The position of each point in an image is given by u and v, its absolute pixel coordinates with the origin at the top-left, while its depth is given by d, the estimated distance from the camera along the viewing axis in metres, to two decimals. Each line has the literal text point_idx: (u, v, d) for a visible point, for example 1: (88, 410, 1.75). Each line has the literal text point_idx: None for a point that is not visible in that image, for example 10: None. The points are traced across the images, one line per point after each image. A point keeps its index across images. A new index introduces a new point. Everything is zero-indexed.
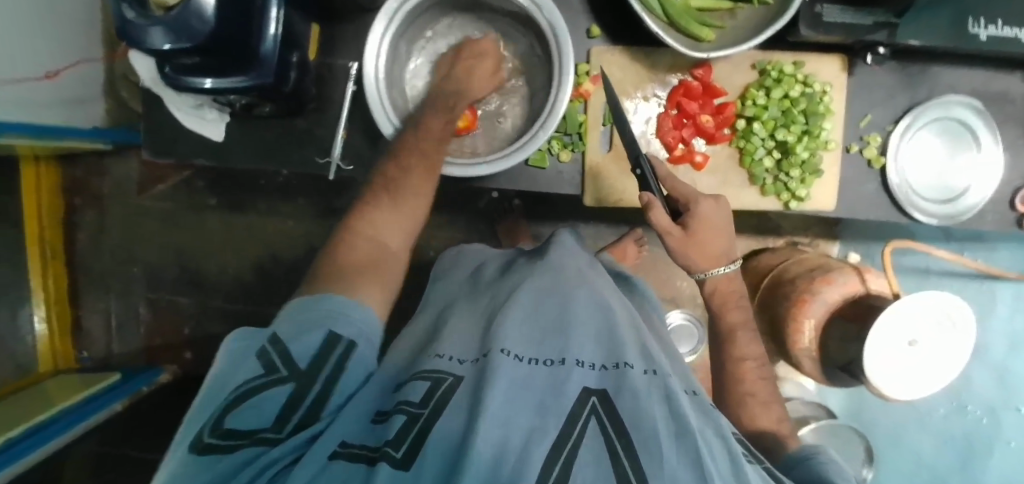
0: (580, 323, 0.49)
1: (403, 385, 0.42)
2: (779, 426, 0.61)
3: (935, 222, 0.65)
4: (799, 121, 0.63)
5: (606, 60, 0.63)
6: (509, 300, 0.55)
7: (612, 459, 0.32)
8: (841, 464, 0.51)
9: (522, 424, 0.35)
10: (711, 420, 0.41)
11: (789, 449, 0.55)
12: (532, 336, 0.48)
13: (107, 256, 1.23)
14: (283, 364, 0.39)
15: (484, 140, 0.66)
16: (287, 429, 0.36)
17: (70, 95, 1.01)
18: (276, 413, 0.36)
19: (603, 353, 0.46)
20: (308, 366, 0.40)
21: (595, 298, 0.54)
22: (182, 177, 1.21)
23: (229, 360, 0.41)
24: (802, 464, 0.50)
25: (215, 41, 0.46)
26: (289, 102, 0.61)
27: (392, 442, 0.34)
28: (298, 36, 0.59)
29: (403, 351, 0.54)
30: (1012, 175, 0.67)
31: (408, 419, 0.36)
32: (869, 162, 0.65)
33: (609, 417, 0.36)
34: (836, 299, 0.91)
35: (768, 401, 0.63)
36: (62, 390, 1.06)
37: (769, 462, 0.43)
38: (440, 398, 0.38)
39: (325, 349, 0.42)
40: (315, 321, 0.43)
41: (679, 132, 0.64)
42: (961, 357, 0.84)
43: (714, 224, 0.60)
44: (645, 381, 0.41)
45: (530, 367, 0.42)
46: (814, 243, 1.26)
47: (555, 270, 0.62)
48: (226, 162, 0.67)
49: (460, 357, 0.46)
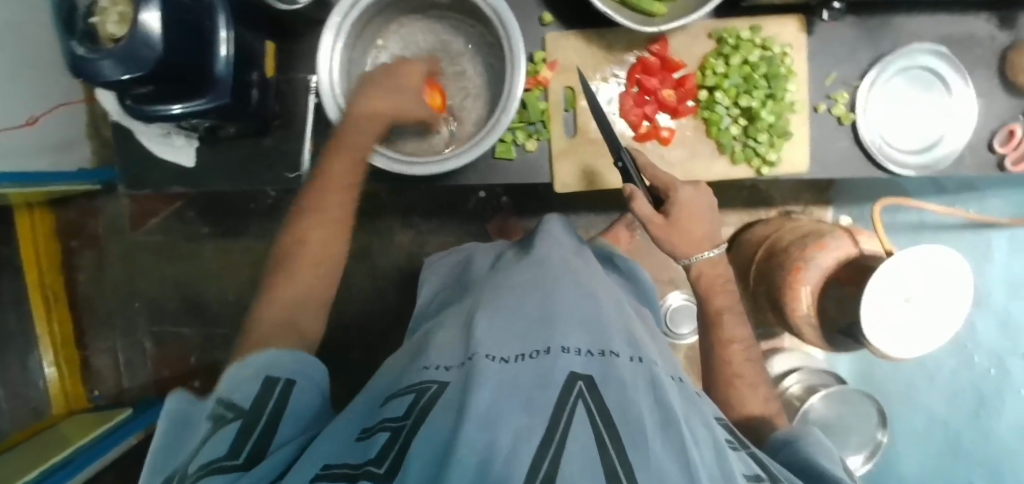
0: (565, 314, 0.49)
1: (389, 404, 0.43)
2: (767, 405, 0.63)
3: (912, 173, 0.64)
4: (762, 86, 0.61)
5: (561, 45, 0.63)
6: (493, 297, 0.56)
7: (600, 448, 0.32)
8: (827, 445, 0.53)
9: (510, 418, 0.34)
10: (697, 411, 0.43)
11: (781, 429, 0.58)
12: (515, 328, 0.48)
13: (109, 294, 1.25)
14: (226, 406, 0.41)
15: (453, 135, 0.65)
16: (243, 457, 0.37)
17: (54, 139, 1.02)
18: (229, 445, 0.37)
19: (589, 338, 0.46)
20: (251, 406, 0.41)
21: (577, 290, 0.55)
22: (175, 208, 1.23)
23: (171, 423, 0.42)
24: (787, 447, 0.53)
25: (166, 67, 0.47)
26: (252, 121, 0.62)
27: (375, 460, 0.35)
28: (254, 54, 0.59)
29: (396, 366, 0.56)
30: (987, 117, 0.66)
31: (391, 435, 0.37)
32: (839, 119, 0.64)
33: (596, 401, 0.37)
34: (831, 264, 0.91)
35: (755, 385, 0.64)
36: (80, 428, 1.09)
37: (753, 446, 0.45)
38: (423, 407, 0.39)
39: (265, 392, 0.43)
40: (246, 374, 0.44)
41: (642, 109, 0.64)
42: (962, 309, 0.83)
43: (694, 210, 0.60)
44: (631, 370, 0.42)
45: (515, 363, 0.42)
46: (807, 210, 1.25)
47: (535, 265, 0.62)
48: (201, 187, 0.68)
49: (447, 365, 0.47)
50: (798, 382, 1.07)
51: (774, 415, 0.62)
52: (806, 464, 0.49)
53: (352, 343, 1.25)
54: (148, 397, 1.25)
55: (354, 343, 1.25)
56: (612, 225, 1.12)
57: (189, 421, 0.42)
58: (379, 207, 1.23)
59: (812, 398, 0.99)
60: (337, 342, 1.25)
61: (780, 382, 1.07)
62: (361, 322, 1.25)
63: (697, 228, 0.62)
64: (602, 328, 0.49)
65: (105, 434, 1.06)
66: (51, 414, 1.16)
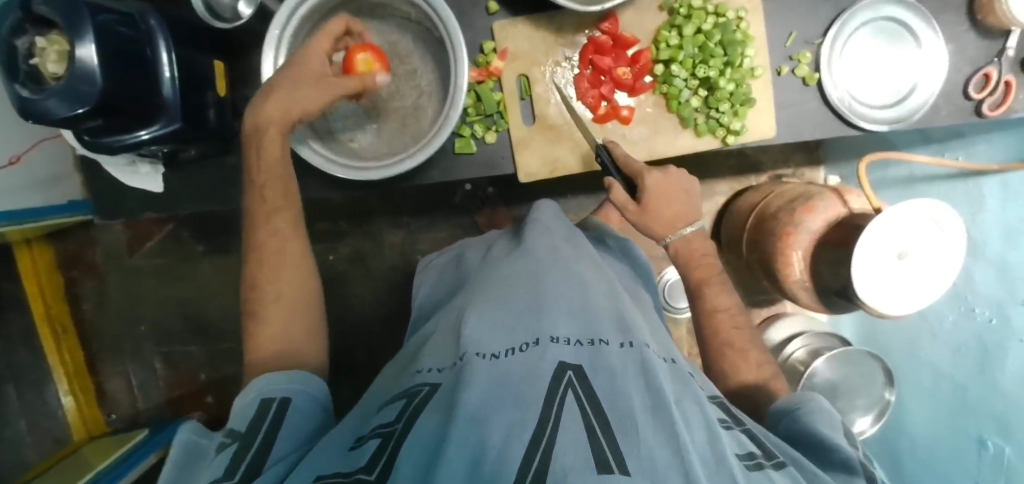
0: (554, 303, 0.49)
1: (382, 411, 0.44)
2: (760, 371, 0.62)
3: (884, 129, 0.62)
4: (718, 54, 0.60)
5: (509, 33, 0.62)
6: (482, 291, 0.55)
7: (591, 438, 0.32)
8: (827, 409, 0.52)
9: (500, 416, 0.34)
10: (689, 390, 0.42)
11: (780, 397, 0.57)
12: (504, 321, 0.47)
13: (114, 320, 1.28)
14: (228, 435, 0.42)
15: (410, 134, 0.64)
16: (238, 475, 0.38)
17: (42, 174, 1.04)
18: (224, 468, 0.38)
19: (578, 327, 0.46)
20: (246, 428, 0.43)
21: (565, 277, 0.54)
22: (168, 230, 1.25)
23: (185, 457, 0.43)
24: (789, 415, 0.52)
25: (111, 98, 0.48)
26: (210, 141, 0.62)
27: (366, 466, 0.35)
28: (204, 73, 0.59)
29: (390, 373, 0.56)
30: (958, 64, 0.65)
31: (382, 441, 0.37)
32: (804, 80, 0.62)
33: (585, 391, 0.36)
34: (821, 226, 0.90)
35: (745, 350, 0.63)
36: (99, 453, 1.12)
37: (748, 424, 0.45)
38: (415, 411, 0.40)
39: (261, 414, 0.45)
40: (247, 402, 0.46)
41: (599, 90, 0.63)
42: (956, 263, 0.81)
43: (668, 192, 0.60)
44: (621, 357, 0.42)
45: (505, 358, 0.41)
46: (798, 172, 1.23)
47: (522, 255, 0.61)
48: (173, 211, 0.68)
49: (439, 365, 0.47)
50: (801, 348, 1.10)
51: (768, 380, 0.61)
52: (807, 431, 0.49)
53: (357, 346, 1.26)
54: (163, 417, 1.28)
55: (358, 346, 1.26)
56: (603, 206, 1.08)
57: (201, 453, 0.43)
58: (368, 210, 1.23)
59: (815, 360, 1.02)
60: (340, 347, 1.27)
61: (784, 349, 1.12)
62: (362, 324, 1.26)
63: (676, 208, 0.61)
64: (591, 315, 0.48)
65: (126, 455, 1.09)
66: (72, 441, 1.21)
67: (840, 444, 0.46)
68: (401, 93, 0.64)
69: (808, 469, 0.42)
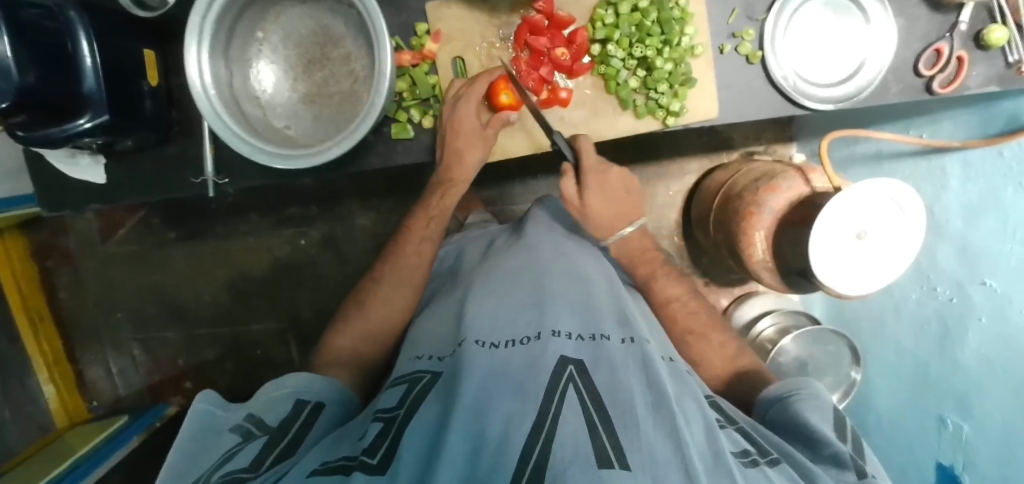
0: (558, 295, 0.49)
1: (383, 395, 0.45)
2: (741, 357, 0.61)
3: (830, 107, 0.61)
4: (655, 32, 0.59)
5: (442, 15, 0.62)
6: (483, 280, 0.55)
7: (592, 430, 0.32)
8: (821, 400, 0.50)
9: (500, 406, 0.35)
10: (688, 387, 0.42)
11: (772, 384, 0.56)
12: (505, 312, 0.47)
13: (91, 308, 1.29)
14: (259, 429, 0.46)
15: (335, 120, 0.64)
16: (261, 467, 0.41)
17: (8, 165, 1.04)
18: (254, 458, 0.42)
19: (580, 322, 0.45)
20: (278, 425, 0.47)
21: (566, 271, 0.53)
22: (138, 217, 1.25)
23: (202, 437, 0.46)
24: (779, 401, 0.51)
25: (35, 95, 0.48)
26: (149, 131, 0.62)
27: (369, 450, 0.36)
28: (130, 60, 0.59)
29: None
30: (909, 39, 0.63)
31: (384, 427, 0.38)
32: (748, 58, 0.61)
33: (586, 385, 0.36)
34: (783, 206, 0.89)
35: (722, 340, 0.63)
36: (81, 439, 1.14)
37: (742, 422, 0.44)
38: (415, 399, 0.41)
39: (292, 415, 0.49)
40: (280, 395, 0.51)
41: (538, 72, 0.62)
42: (914, 244, 0.80)
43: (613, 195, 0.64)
44: (622, 354, 0.42)
45: (505, 349, 0.42)
46: (770, 149, 1.23)
47: (524, 246, 0.59)
48: (115, 201, 0.68)
49: (439, 355, 0.48)
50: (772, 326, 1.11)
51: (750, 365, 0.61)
52: (798, 420, 0.47)
53: None
54: (144, 403, 1.30)
55: None
56: None
57: (215, 429, 0.47)
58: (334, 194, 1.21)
59: (781, 340, 1.03)
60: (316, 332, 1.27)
61: (754, 327, 1.12)
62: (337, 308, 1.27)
63: (620, 209, 0.65)
64: (592, 310, 0.48)
65: (104, 440, 1.11)
66: (55, 428, 1.23)
67: (831, 437, 0.44)
68: (336, 80, 0.64)
69: (804, 466, 0.40)
